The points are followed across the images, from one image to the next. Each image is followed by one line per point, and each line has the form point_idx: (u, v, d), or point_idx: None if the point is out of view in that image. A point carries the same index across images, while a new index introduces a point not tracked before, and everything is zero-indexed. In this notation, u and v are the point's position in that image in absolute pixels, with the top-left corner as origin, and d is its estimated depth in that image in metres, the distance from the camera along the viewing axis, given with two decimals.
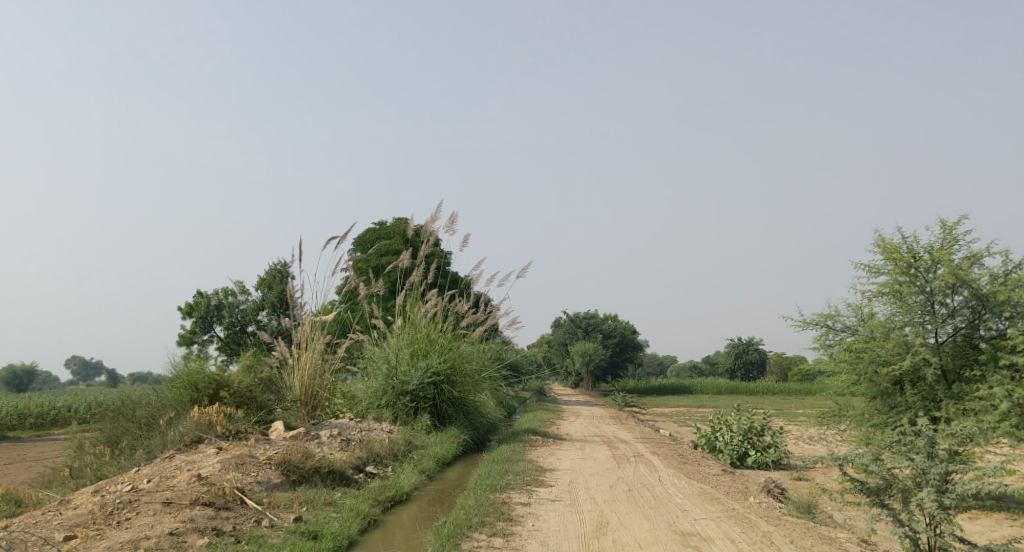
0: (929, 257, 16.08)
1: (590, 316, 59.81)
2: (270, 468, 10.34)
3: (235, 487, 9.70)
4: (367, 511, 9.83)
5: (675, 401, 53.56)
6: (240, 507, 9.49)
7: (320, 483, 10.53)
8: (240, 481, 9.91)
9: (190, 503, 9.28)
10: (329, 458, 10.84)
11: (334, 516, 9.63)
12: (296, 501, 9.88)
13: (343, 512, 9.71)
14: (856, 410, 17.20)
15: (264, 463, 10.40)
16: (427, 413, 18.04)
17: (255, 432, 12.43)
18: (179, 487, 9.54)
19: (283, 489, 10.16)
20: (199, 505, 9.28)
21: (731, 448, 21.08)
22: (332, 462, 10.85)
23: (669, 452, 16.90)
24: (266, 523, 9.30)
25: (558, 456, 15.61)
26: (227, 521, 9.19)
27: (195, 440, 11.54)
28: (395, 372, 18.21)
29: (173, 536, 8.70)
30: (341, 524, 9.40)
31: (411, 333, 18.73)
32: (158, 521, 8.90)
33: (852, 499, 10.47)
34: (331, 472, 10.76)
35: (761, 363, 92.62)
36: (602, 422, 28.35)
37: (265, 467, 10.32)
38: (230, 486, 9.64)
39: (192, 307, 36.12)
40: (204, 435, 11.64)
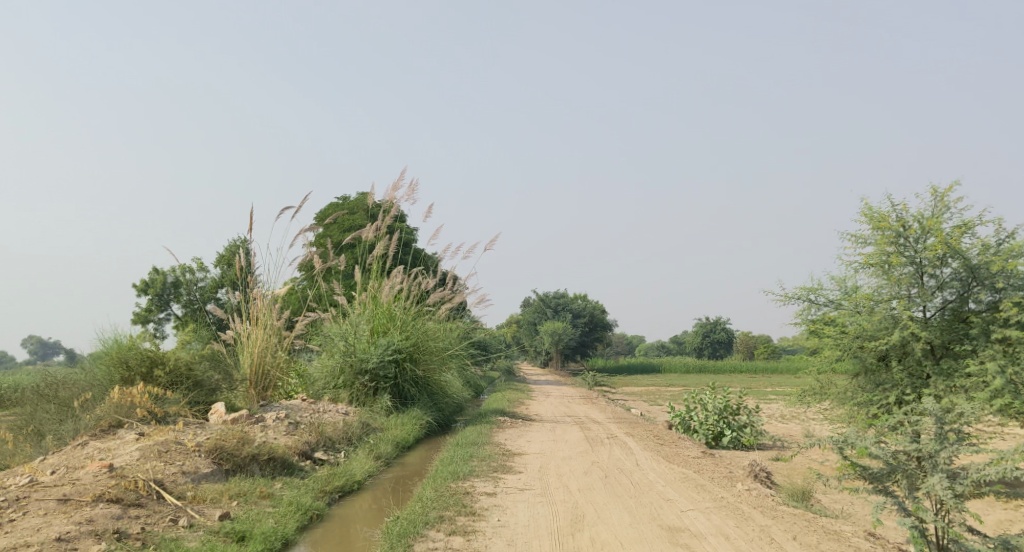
0: (919, 226, 15.11)
1: (559, 294, 58.90)
2: (198, 456, 9.23)
3: (153, 480, 8.61)
4: (309, 505, 8.83)
5: (644, 381, 52.77)
6: (155, 504, 8.41)
7: (258, 472, 9.44)
8: (160, 472, 8.82)
9: (93, 499, 8.17)
10: (269, 444, 9.74)
11: (269, 512, 8.61)
12: (226, 493, 8.79)
13: (281, 507, 8.69)
14: (839, 388, 16.27)
15: (192, 450, 9.31)
16: (388, 394, 16.91)
17: (190, 417, 11.35)
18: (82, 481, 8.44)
19: (214, 480, 9.06)
20: (103, 502, 8.18)
21: (706, 428, 20.21)
22: (273, 448, 9.75)
23: (644, 434, 15.95)
24: (183, 523, 8.21)
25: (527, 439, 14.60)
26: (134, 522, 8.08)
27: (114, 424, 10.52)
28: (353, 349, 17.03)
29: (61, 543, 7.62)
30: (274, 522, 8.40)
31: (371, 310, 17.61)
32: (46, 524, 7.81)
33: (849, 484, 9.57)
34: (271, 459, 9.67)
35: (728, 342, 92.53)
36: (573, 402, 27.34)
37: (192, 455, 9.21)
38: (144, 480, 8.55)
39: (147, 284, 34.67)
40: (124, 419, 10.58)
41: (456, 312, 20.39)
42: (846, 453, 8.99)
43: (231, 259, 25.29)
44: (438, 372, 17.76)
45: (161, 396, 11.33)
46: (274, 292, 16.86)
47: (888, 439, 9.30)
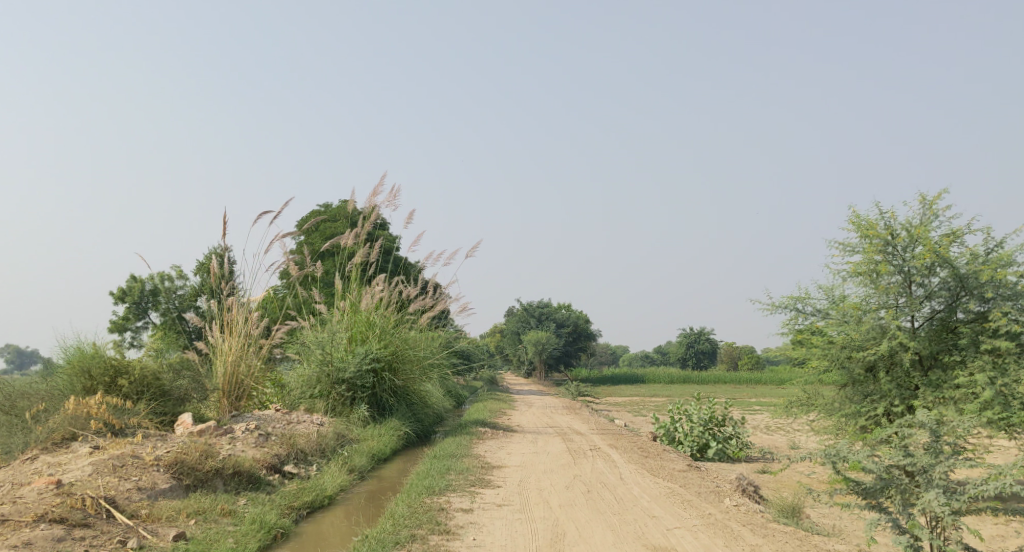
0: (908, 235, 14.79)
1: (543, 304, 58.53)
2: (157, 471, 8.81)
3: (103, 498, 8.19)
4: (274, 523, 8.45)
5: (628, 391, 52.44)
6: (104, 524, 7.98)
7: (221, 488, 9.03)
8: (113, 488, 8.43)
9: (35, 520, 7.75)
10: (234, 458, 9.31)
11: (229, 531, 8.22)
12: (184, 512, 8.40)
13: (243, 525, 8.32)
14: (825, 399, 15.92)
15: (150, 465, 8.87)
16: (365, 404, 16.45)
17: (153, 429, 10.91)
18: (26, 499, 8.01)
19: (172, 496, 8.65)
20: (46, 523, 7.76)
21: (691, 440, 19.85)
22: (239, 462, 9.32)
23: (628, 446, 15.56)
24: (133, 545, 7.78)
25: (508, 451, 14.18)
26: (80, 544, 7.66)
27: (67, 437, 10.10)
28: (330, 358, 16.53)
29: None
30: (235, 542, 8.03)
31: (350, 317, 17.15)
32: None
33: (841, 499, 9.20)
34: (236, 474, 9.24)
35: (712, 352, 92.42)
36: (557, 412, 26.92)
37: (150, 469, 8.80)
38: (93, 497, 8.13)
39: (124, 291, 34.08)
40: (79, 431, 10.16)
41: (437, 321, 19.96)
42: (838, 467, 8.62)
43: (208, 266, 24.77)
44: (417, 381, 17.31)
45: (122, 406, 10.86)
46: (249, 298, 16.38)
47: (881, 453, 8.95)
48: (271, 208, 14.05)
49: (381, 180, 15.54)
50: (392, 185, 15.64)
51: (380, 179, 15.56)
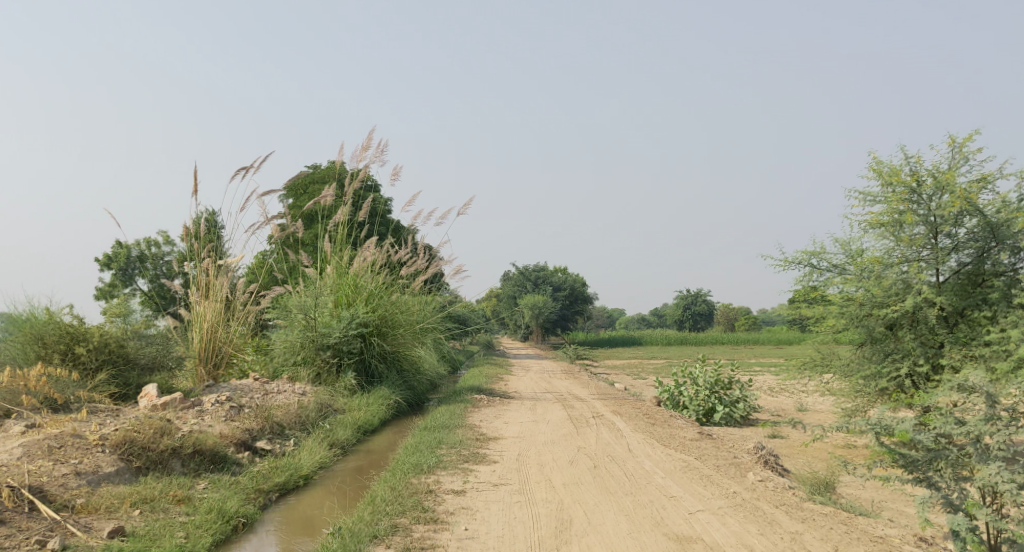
0: (934, 182, 13.85)
1: (539, 267, 57.58)
2: (101, 452, 8.05)
3: (28, 486, 7.39)
4: (233, 511, 7.75)
5: (625, 354, 51.70)
6: (23, 520, 7.16)
7: (178, 469, 8.29)
8: (45, 473, 7.65)
9: None
10: (195, 435, 8.58)
11: (177, 524, 7.47)
12: (127, 500, 7.65)
13: (197, 516, 7.60)
14: (843, 360, 14.99)
15: (94, 446, 8.10)
16: (352, 371, 15.47)
17: (102, 404, 9.95)
18: None
19: (119, 481, 7.91)
20: None
21: (697, 404, 18.95)
22: (201, 439, 8.59)
23: (632, 412, 14.60)
24: (52, 546, 6.97)
25: (504, 419, 13.24)
26: None
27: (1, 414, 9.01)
28: (314, 322, 15.50)
29: None
30: (184, 538, 7.29)
31: (335, 280, 16.11)
32: None
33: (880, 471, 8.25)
34: (197, 453, 8.52)
35: (708, 314, 91.83)
36: (555, 377, 25.99)
37: (94, 451, 8.04)
38: (16, 486, 7.33)
39: (110, 258, 32.96)
40: (13, 408, 9.10)
41: (430, 284, 18.93)
42: (881, 437, 7.75)
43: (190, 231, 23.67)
44: (409, 347, 16.32)
45: (61, 376, 9.85)
46: (228, 262, 15.19)
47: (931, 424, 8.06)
48: (250, 161, 13.54)
49: (369, 134, 14.70)
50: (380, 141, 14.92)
51: (368, 133, 14.78)
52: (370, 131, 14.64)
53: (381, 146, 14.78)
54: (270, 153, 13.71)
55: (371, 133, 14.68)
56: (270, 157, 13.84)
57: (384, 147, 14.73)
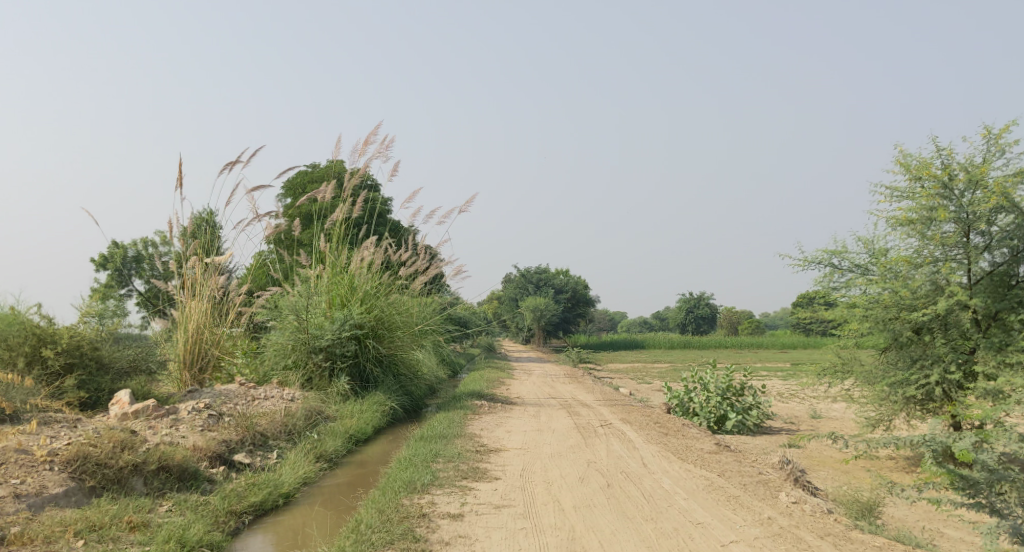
0: (969, 176, 13.08)
1: (542, 270, 56.78)
2: (50, 470, 7.58)
3: None
4: (191, 539, 7.24)
5: (629, 358, 50.85)
6: None
7: (139, 488, 7.82)
8: None
9: None
10: (160, 450, 8.11)
11: None
12: (75, 524, 7.17)
13: (154, 544, 7.08)
14: (866, 367, 14.16)
15: (42, 462, 7.62)
16: (346, 375, 14.64)
17: (56, 414, 9.02)
18: None
19: (69, 502, 7.45)
20: None
21: (708, 411, 18.15)
22: (165, 455, 8.10)
23: (642, 420, 13.82)
24: None
25: (507, 427, 12.47)
26: None
27: None
28: (305, 324, 14.66)
29: None
30: None
31: (330, 278, 15.31)
32: None
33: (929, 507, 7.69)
34: (161, 470, 8.03)
35: (711, 318, 91.02)
36: (558, 382, 25.18)
37: (42, 469, 7.56)
38: None
39: (106, 259, 32.17)
40: None
41: (431, 285, 18.13)
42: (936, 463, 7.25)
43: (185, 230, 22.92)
44: (407, 349, 15.52)
45: (13, 383, 9.01)
46: (215, 259, 14.34)
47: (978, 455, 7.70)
48: (240, 150, 13.19)
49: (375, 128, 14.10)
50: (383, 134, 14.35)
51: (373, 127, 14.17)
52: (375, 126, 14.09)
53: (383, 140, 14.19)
54: (261, 146, 13.37)
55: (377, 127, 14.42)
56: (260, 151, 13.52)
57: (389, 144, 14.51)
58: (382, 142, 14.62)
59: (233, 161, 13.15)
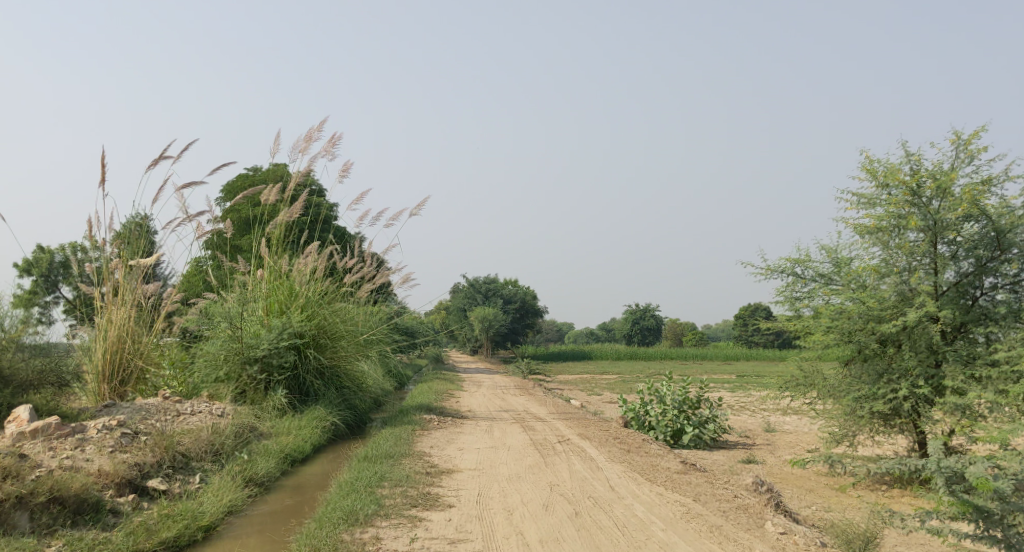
0: (937, 183, 12.34)
1: (490, 279, 55.89)
2: None
3: None
4: None
5: (577, 369, 50.21)
6: None
7: (25, 522, 7.07)
8: None
9: None
10: (52, 479, 7.34)
11: None
12: None
13: None
14: (829, 381, 13.39)
15: None
16: (284, 388, 13.64)
17: None
18: None
19: None
20: None
21: (664, 425, 17.44)
22: (59, 484, 7.35)
23: (601, 436, 13.07)
24: None
25: (458, 445, 11.64)
26: None
27: None
28: (240, 332, 13.65)
29: None
30: None
31: (268, 283, 14.29)
32: None
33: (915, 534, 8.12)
34: (53, 501, 7.28)
35: (658, 329, 90.95)
36: (508, 393, 24.36)
37: None
38: None
39: (30, 264, 30.43)
40: None
41: (378, 293, 17.14)
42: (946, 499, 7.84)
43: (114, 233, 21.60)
44: (351, 359, 14.59)
45: None
46: (140, 261, 13.27)
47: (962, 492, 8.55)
48: (171, 143, 12.21)
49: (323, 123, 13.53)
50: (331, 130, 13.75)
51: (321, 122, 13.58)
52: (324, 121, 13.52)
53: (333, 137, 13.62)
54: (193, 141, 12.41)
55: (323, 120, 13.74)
56: (192, 143, 12.56)
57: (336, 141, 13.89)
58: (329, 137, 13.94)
59: (162, 155, 12.17)
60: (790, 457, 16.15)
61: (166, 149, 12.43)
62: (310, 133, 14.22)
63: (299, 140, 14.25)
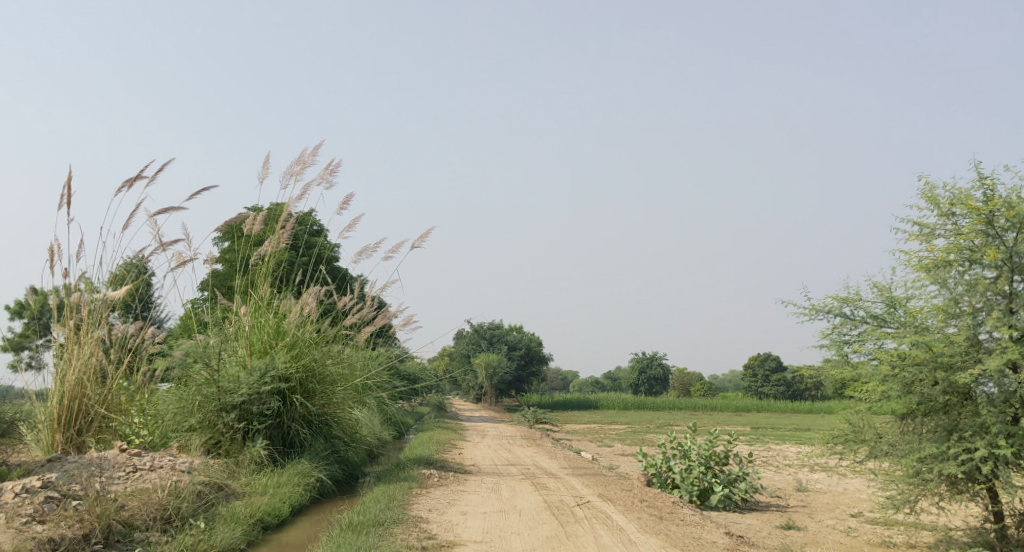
0: (1014, 213, 10.77)
1: (495, 325, 54.28)
2: None
3: None
4: None
5: (585, 418, 48.33)
6: None
7: None
8: None
9: None
10: None
11: None
12: None
13: None
14: (887, 438, 11.73)
15: None
16: (263, 439, 12.03)
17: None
18: None
19: None
20: None
21: (690, 484, 15.79)
22: None
23: (624, 498, 11.47)
24: None
25: (463, 507, 10.04)
26: None
27: None
28: (217, 375, 12.08)
29: None
30: None
31: (251, 321, 12.74)
32: None
33: None
34: None
35: (664, 378, 89.04)
36: (514, 445, 22.70)
37: None
38: None
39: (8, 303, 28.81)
40: None
41: (380, 338, 15.57)
42: None
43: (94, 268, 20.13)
44: (344, 407, 13.01)
45: None
46: (106, 295, 11.86)
47: None
48: (145, 161, 11.49)
49: (315, 151, 12.22)
50: (331, 158, 12.37)
51: (315, 151, 12.25)
52: (315, 148, 12.20)
53: (330, 168, 12.30)
54: (167, 161, 11.64)
55: (317, 148, 12.27)
56: (165, 166, 11.80)
57: (335, 169, 12.29)
58: (327, 166, 12.37)
59: (134, 175, 11.40)
60: (831, 523, 14.50)
61: (139, 172, 11.64)
62: (305, 158, 12.50)
63: (292, 165, 12.55)
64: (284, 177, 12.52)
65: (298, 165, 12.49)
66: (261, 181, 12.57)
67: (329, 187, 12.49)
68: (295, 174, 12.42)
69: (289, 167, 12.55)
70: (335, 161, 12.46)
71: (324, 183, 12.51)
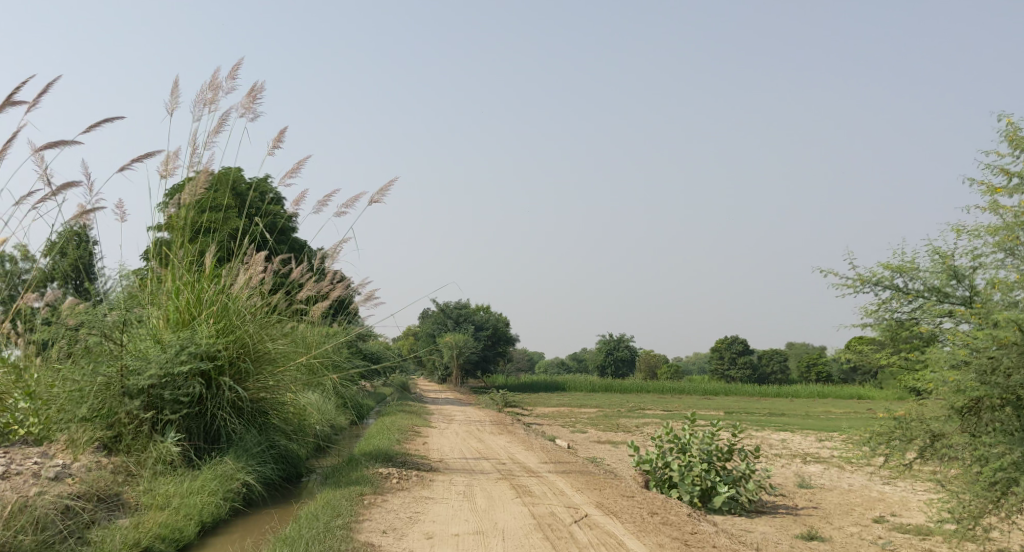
0: None
1: (461, 304, 51.87)
2: None
3: None
4: None
5: (553, 401, 46.09)
6: None
7: None
8: None
9: None
10: None
11: None
12: None
13: None
14: (952, 440, 9.62)
15: None
16: (177, 432, 9.61)
17: None
18: None
19: None
20: None
21: (690, 483, 13.54)
22: None
23: (630, 509, 9.20)
24: None
25: (426, 524, 7.72)
26: None
27: None
28: (120, 352, 9.64)
29: None
30: None
31: (171, 286, 10.26)
32: None
33: None
34: None
35: (631, 360, 87.23)
36: (483, 432, 20.38)
37: None
38: None
39: None
40: None
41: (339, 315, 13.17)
42: None
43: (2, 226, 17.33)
44: (285, 393, 10.58)
45: None
46: None
47: None
48: (24, 81, 9.04)
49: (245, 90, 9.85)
50: (255, 84, 9.90)
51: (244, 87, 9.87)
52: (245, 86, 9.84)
53: (255, 95, 9.90)
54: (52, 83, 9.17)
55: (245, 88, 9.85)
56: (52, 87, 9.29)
57: (258, 94, 9.84)
58: (247, 90, 9.92)
59: (7, 96, 8.91)
60: (856, 531, 12.27)
61: (16, 95, 9.11)
62: (220, 82, 10.04)
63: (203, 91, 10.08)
64: (195, 105, 10.06)
65: (212, 91, 10.01)
66: (170, 112, 10.13)
67: (253, 118, 10.05)
68: (211, 102, 9.96)
69: (200, 92, 10.06)
70: (259, 83, 10.00)
71: (247, 113, 10.05)
